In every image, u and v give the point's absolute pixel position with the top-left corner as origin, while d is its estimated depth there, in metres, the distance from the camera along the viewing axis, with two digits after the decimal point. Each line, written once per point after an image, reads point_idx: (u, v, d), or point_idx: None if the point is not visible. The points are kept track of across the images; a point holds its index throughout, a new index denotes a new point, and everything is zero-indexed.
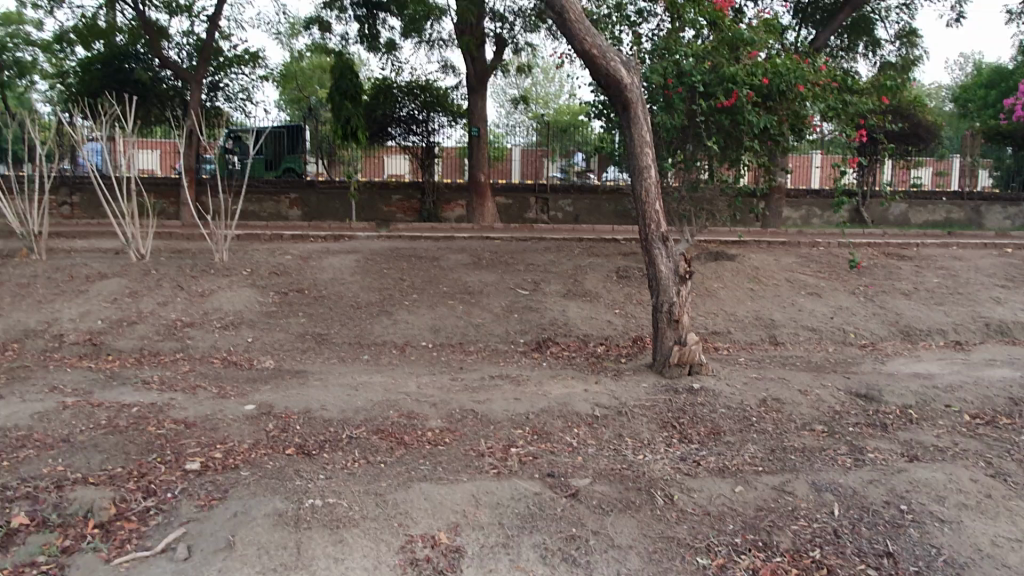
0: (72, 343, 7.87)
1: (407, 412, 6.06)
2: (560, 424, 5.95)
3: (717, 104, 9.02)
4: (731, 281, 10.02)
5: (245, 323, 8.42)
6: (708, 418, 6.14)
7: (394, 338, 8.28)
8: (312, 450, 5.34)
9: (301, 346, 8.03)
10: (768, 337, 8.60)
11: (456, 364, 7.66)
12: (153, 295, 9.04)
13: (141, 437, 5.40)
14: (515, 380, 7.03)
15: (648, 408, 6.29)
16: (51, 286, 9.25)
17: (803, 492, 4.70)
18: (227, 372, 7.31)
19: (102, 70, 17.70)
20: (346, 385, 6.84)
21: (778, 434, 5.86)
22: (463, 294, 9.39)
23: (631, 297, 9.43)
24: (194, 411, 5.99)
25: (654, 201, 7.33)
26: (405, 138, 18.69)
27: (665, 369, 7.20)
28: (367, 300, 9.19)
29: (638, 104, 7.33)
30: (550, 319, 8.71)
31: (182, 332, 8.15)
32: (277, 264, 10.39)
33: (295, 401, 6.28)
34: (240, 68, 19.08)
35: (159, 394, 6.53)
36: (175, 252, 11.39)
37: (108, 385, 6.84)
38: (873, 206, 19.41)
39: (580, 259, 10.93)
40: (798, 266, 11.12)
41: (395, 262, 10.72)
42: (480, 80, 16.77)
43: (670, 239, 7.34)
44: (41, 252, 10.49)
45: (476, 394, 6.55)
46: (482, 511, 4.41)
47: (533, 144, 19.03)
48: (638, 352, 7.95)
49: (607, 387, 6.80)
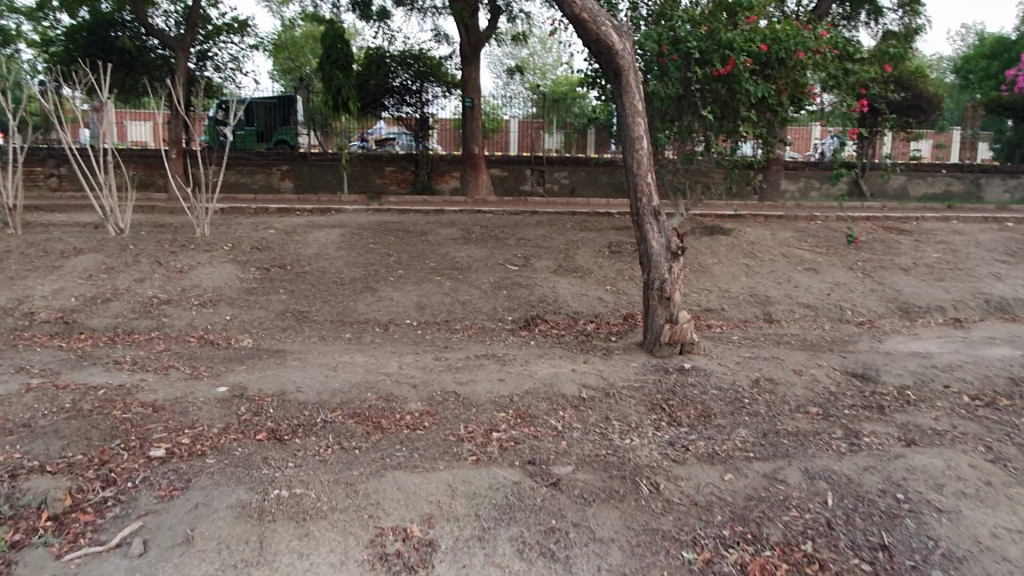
0: (43, 321, 7.60)
1: (387, 394, 5.83)
2: (545, 406, 5.73)
3: (712, 72, 8.61)
4: (726, 256, 9.76)
5: (224, 300, 8.16)
6: (699, 400, 5.92)
7: (377, 316, 8.02)
8: (285, 435, 5.12)
9: (281, 324, 7.78)
10: (762, 314, 8.35)
11: (440, 342, 7.41)
12: (130, 271, 8.77)
13: (105, 422, 5.17)
14: (501, 360, 6.79)
15: (637, 389, 6.07)
16: (25, 262, 8.96)
17: (795, 481, 4.49)
18: (202, 351, 7.06)
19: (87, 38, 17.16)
20: (324, 365, 6.60)
21: (771, 417, 5.65)
22: (450, 269, 9.12)
23: (623, 273, 9.17)
24: (164, 394, 5.75)
25: (647, 172, 7.03)
26: (399, 109, 18.24)
27: (656, 348, 6.96)
28: (352, 275, 8.93)
29: (630, 71, 6.99)
30: (539, 296, 8.45)
31: (158, 310, 7.89)
32: (260, 238, 10.10)
33: (270, 382, 6.04)
34: (231, 36, 18.58)
35: (129, 375, 6.30)
36: (157, 226, 11.10)
37: (77, 365, 6.60)
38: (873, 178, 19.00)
39: (572, 233, 10.65)
40: (795, 241, 10.85)
41: (382, 237, 10.44)
42: (473, 49, 16.31)
43: (662, 213, 7.06)
44: (17, 226, 10.20)
45: (459, 375, 6.32)
46: (459, 501, 4.19)
47: (531, 116, 18.83)
48: (629, 330, 7.71)
49: (595, 367, 6.57)
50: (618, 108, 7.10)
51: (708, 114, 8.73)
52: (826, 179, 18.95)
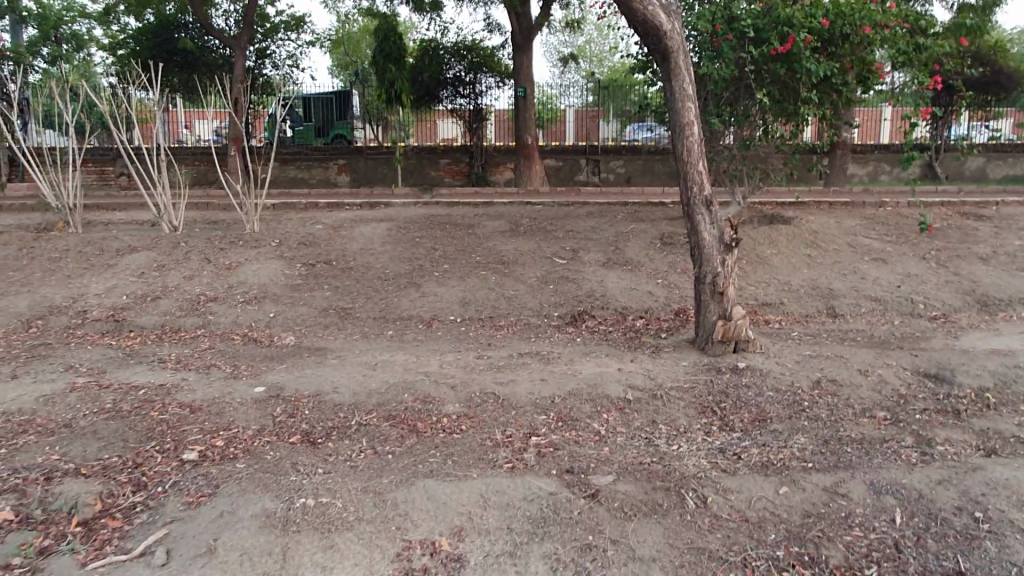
0: (95, 319, 7.72)
1: (425, 394, 5.65)
2: (588, 409, 5.45)
3: (769, 51, 8.11)
4: (787, 247, 9.24)
5: (268, 298, 8.15)
6: (754, 403, 5.54)
7: (420, 313, 7.85)
8: (318, 439, 5.01)
9: (323, 321, 7.71)
10: (826, 308, 7.85)
11: (483, 340, 7.20)
12: (180, 269, 8.85)
13: (142, 423, 5.15)
14: (544, 359, 6.54)
15: (686, 390, 5.73)
16: (81, 261, 9.16)
17: (859, 495, 4.11)
18: (245, 350, 7.03)
19: (151, 40, 17.58)
20: (364, 365, 6.48)
21: (832, 422, 5.25)
22: (496, 263, 8.91)
23: (676, 266, 8.78)
24: (202, 394, 5.71)
25: (698, 159, 6.66)
26: (453, 100, 18.11)
27: (708, 346, 6.57)
28: (396, 271, 8.80)
29: (679, 52, 6.60)
30: (587, 290, 8.15)
31: (204, 307, 7.93)
32: (308, 234, 10.09)
33: (308, 382, 5.94)
34: (288, 33, 18.78)
35: (172, 374, 6.30)
36: (211, 223, 11.24)
37: (124, 364, 6.65)
38: (947, 160, 18.00)
39: (624, 224, 10.29)
40: (862, 229, 10.22)
41: (429, 231, 10.29)
42: (524, 37, 16.02)
43: (714, 203, 6.67)
44: (77, 225, 10.46)
45: (500, 375, 6.09)
46: (490, 513, 3.98)
47: (588, 105, 18.18)
48: (680, 327, 7.34)
49: (643, 366, 6.25)
50: (668, 93, 6.71)
51: (766, 96, 8.28)
52: (896, 163, 17.96)
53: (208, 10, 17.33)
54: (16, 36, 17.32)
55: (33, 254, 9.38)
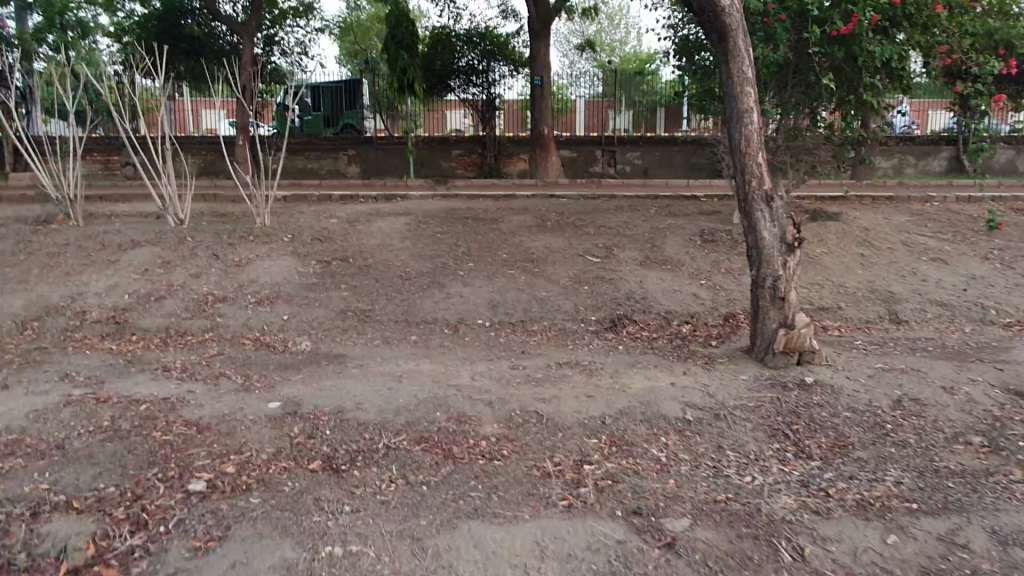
0: (94, 321, 7.14)
1: (459, 412, 5.05)
2: (643, 431, 4.85)
3: (830, 33, 7.49)
4: (837, 245, 8.59)
5: (281, 298, 7.56)
6: (832, 426, 4.92)
7: (446, 315, 7.25)
8: (343, 465, 4.42)
9: (342, 325, 7.11)
10: (888, 313, 7.21)
11: (516, 347, 6.60)
12: (187, 265, 8.26)
13: (143, 446, 4.56)
14: (588, 370, 5.91)
15: (753, 410, 5.11)
16: (82, 256, 8.57)
17: (982, 547, 3.53)
18: (258, 356, 6.44)
19: (158, 27, 16.87)
20: (387, 375, 5.88)
21: (923, 450, 4.64)
22: (525, 262, 8.28)
23: (720, 265, 8.15)
24: (211, 410, 5.11)
25: (757, 150, 6.00)
26: (465, 89, 17.51)
27: (768, 357, 5.93)
28: (417, 269, 8.18)
29: (738, 31, 5.96)
30: (625, 292, 7.52)
31: (212, 308, 7.34)
32: (322, 228, 9.48)
33: (328, 396, 5.34)
34: (297, 20, 18.09)
35: (178, 385, 5.71)
36: (219, 216, 10.64)
37: (124, 373, 6.06)
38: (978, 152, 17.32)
39: (658, 220, 9.64)
40: (913, 226, 9.57)
41: (449, 225, 9.67)
42: (543, 24, 15.32)
43: (774, 198, 6.03)
44: (78, 218, 9.86)
45: (541, 390, 5.47)
46: (549, 566, 3.38)
47: (599, 95, 17.57)
48: (732, 334, 6.72)
49: (698, 380, 5.63)
50: (725, 76, 6.05)
51: (829, 82, 7.70)
52: (924, 155, 17.25)
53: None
54: (19, 22, 16.63)
55: (30, 249, 8.79)
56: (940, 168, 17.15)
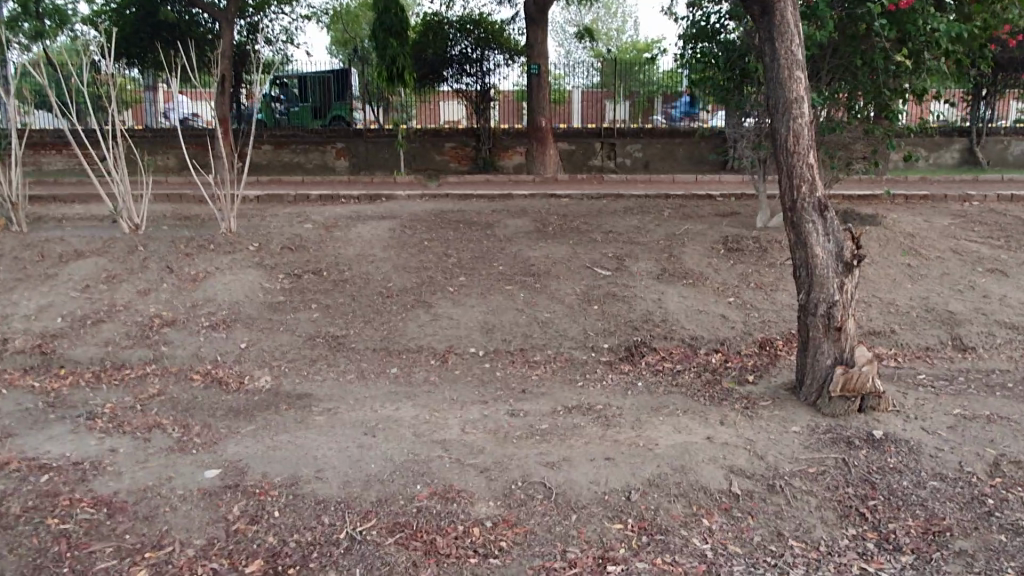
0: (16, 352, 6.06)
1: (445, 484, 3.98)
2: (680, 511, 3.80)
3: (889, 6, 6.68)
4: (879, 254, 7.55)
5: (240, 321, 6.47)
6: (918, 502, 3.89)
7: (433, 343, 6.17)
8: (290, 569, 3.38)
9: (309, 354, 6.04)
10: (950, 339, 6.18)
11: (515, 385, 5.53)
12: (136, 280, 7.17)
13: (31, 541, 3.50)
14: (604, 420, 4.84)
15: (815, 479, 4.04)
16: (15, 270, 7.46)
17: None
18: (205, 397, 5.36)
19: (137, 14, 15.50)
20: (359, 427, 4.78)
21: None
22: (524, 275, 7.20)
23: (748, 279, 7.10)
24: (130, 481, 4.01)
25: (806, 148, 4.91)
26: (458, 79, 16.35)
27: (821, 402, 4.86)
28: (401, 285, 7.09)
29: (786, 1, 4.88)
30: (642, 313, 6.46)
31: (158, 335, 6.25)
32: (294, 234, 8.36)
33: (280, 461, 4.25)
34: (282, 6, 16.70)
35: (99, 439, 4.62)
36: (181, 219, 9.53)
37: (38, 422, 4.95)
38: (989, 144, 16.09)
39: (673, 224, 8.56)
40: (959, 230, 8.50)
41: (438, 231, 8.57)
42: (542, 8, 14.20)
43: (830, 207, 4.91)
44: (21, 223, 8.75)
45: (547, 448, 4.41)
46: None
47: (595, 86, 16.38)
48: (771, 366, 5.68)
49: (741, 434, 4.56)
50: (771, 58, 4.96)
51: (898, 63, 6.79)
52: (936, 147, 16.01)
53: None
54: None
55: None
56: (950, 162, 15.94)
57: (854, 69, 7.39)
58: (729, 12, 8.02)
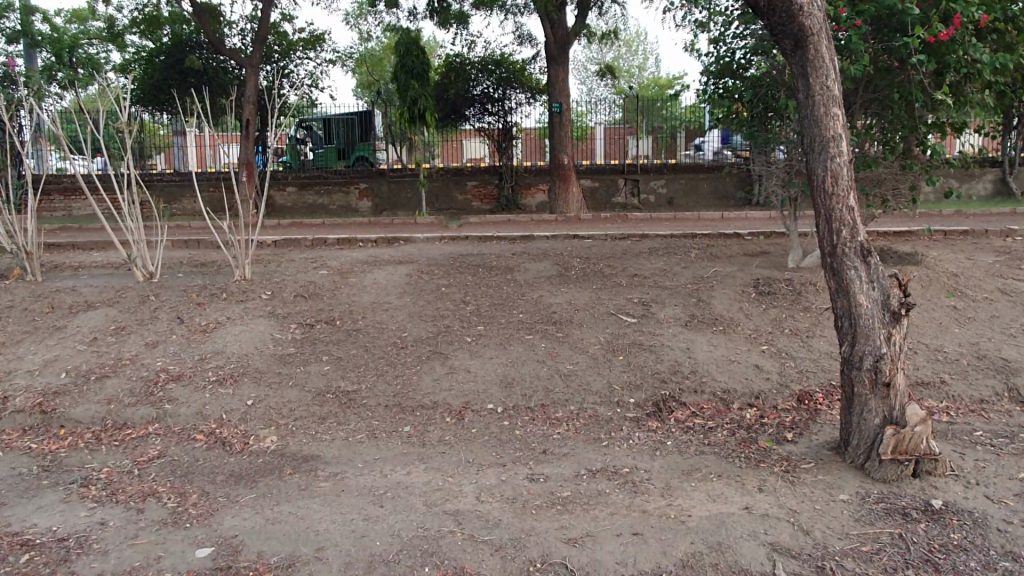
0: (16, 411, 5.86)
1: (457, 565, 3.64)
2: None
3: (928, 38, 6.30)
4: (922, 295, 7.10)
5: (249, 374, 6.21)
6: None
7: (449, 399, 5.82)
8: None
9: (318, 412, 5.74)
10: (1006, 389, 5.72)
11: (535, 444, 5.18)
12: (144, 332, 6.95)
13: None
14: (631, 486, 4.45)
15: (870, 560, 3.62)
16: (23, 323, 7.30)
17: None
18: (207, 460, 5.09)
19: (166, 61, 15.75)
20: (367, 494, 4.44)
21: None
22: (545, 323, 6.86)
23: (782, 324, 6.71)
24: (116, 562, 3.73)
25: (846, 190, 4.55)
26: (481, 118, 16.15)
27: (871, 465, 4.40)
28: (416, 335, 6.78)
29: (821, 35, 4.55)
30: (670, 363, 6.08)
31: (161, 391, 6.00)
32: (308, 282, 8.12)
33: (277, 538, 3.91)
34: (307, 51, 16.83)
35: (90, 509, 4.34)
36: (196, 266, 9.37)
37: (30, 489, 4.68)
38: None
39: (700, 266, 8.20)
40: (1006, 267, 8.01)
41: (456, 277, 8.27)
42: (562, 46, 14.05)
43: (873, 252, 4.50)
44: (36, 274, 8.63)
45: (568, 521, 4.01)
46: None
47: (618, 122, 16.00)
48: (812, 424, 5.27)
49: (783, 501, 4.15)
50: (804, 94, 4.64)
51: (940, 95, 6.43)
52: (969, 177, 15.39)
53: (220, 26, 15.48)
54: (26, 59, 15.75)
55: None
56: (983, 193, 15.36)
57: (887, 102, 7.07)
58: (752, 47, 7.76)
